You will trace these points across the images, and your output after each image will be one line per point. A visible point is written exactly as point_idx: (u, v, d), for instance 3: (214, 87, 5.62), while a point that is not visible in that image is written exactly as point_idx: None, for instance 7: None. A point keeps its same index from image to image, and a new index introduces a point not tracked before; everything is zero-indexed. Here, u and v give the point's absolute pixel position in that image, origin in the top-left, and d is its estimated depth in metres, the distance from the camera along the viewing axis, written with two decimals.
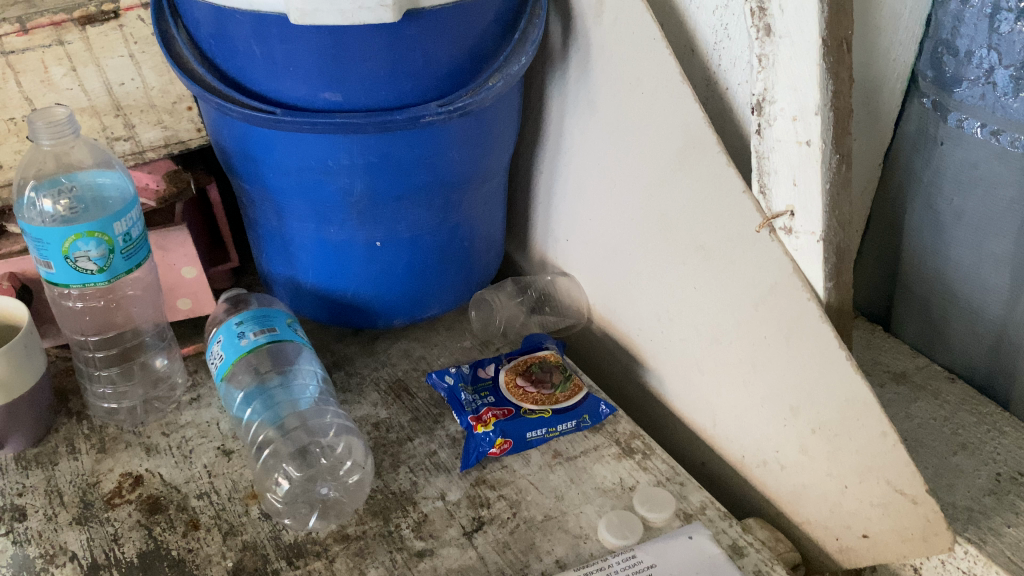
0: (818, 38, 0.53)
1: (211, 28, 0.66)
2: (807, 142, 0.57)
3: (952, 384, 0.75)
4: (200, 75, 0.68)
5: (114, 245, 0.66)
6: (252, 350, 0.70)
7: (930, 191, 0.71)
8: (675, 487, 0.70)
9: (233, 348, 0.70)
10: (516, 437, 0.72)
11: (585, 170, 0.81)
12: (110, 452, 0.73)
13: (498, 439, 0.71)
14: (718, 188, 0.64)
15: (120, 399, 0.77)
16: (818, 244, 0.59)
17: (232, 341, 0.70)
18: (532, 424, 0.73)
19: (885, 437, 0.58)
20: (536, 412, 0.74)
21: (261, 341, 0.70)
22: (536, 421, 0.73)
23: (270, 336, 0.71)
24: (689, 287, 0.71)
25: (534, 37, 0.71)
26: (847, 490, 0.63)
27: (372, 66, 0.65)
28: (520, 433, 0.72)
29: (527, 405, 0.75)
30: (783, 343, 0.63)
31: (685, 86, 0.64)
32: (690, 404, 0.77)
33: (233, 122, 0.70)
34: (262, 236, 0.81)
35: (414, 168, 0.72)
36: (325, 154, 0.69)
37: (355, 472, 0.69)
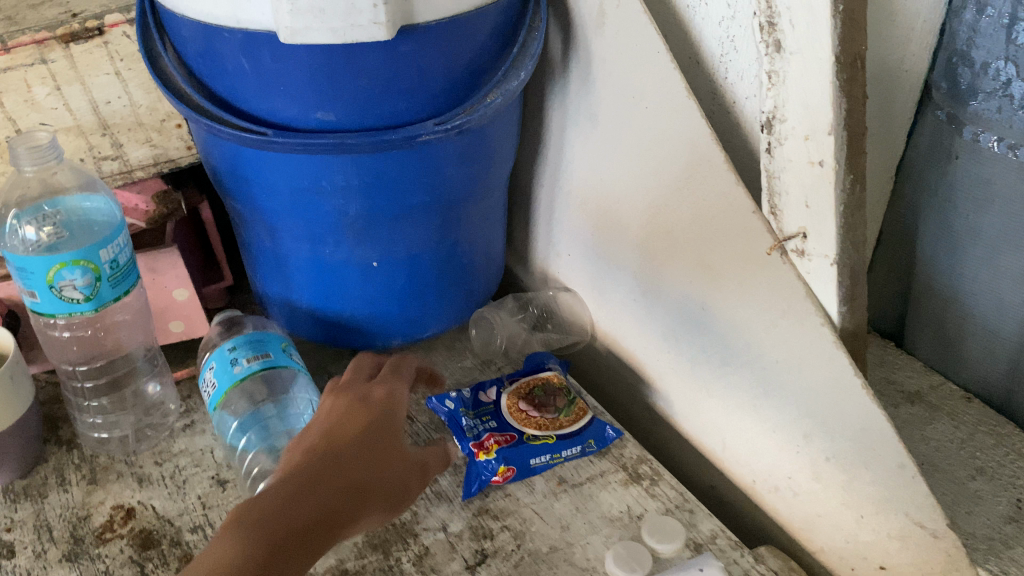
0: (830, 55, 0.51)
1: (198, 46, 0.63)
2: (819, 161, 0.55)
3: (968, 404, 0.72)
4: (188, 95, 0.66)
5: (101, 272, 0.63)
6: (246, 378, 0.68)
7: (944, 206, 0.69)
8: (685, 515, 0.68)
9: (227, 374, 0.68)
10: (519, 465, 0.69)
11: (587, 185, 0.78)
12: (101, 483, 0.70)
13: (501, 467, 0.68)
14: (727, 207, 0.61)
15: (111, 428, 0.75)
16: (832, 267, 0.57)
17: (225, 369, 0.68)
18: (536, 450, 0.70)
19: (903, 468, 0.56)
20: (541, 438, 0.71)
21: (255, 368, 0.68)
22: (541, 447, 0.70)
23: (264, 362, 0.69)
24: (697, 307, 0.69)
25: (534, 50, 0.68)
26: (863, 521, 0.61)
27: (366, 83, 0.62)
28: (523, 460, 0.69)
29: (531, 430, 0.72)
30: (796, 368, 0.61)
31: (691, 101, 0.62)
32: (698, 426, 0.74)
33: (222, 142, 0.68)
34: (256, 256, 0.79)
35: (411, 187, 0.69)
36: (318, 174, 0.67)
37: None
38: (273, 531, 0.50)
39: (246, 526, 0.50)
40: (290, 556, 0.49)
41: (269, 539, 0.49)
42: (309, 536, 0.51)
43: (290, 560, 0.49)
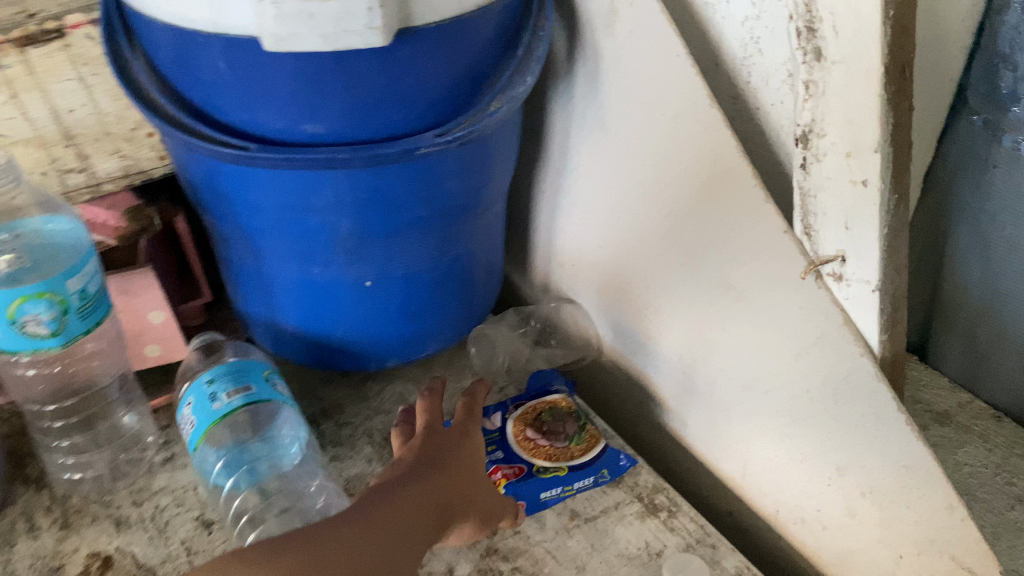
0: (879, 66, 0.46)
1: (171, 52, 0.57)
2: (863, 181, 0.50)
3: (1000, 424, 0.69)
4: (161, 106, 0.59)
5: (69, 304, 0.57)
6: (227, 415, 0.62)
7: (979, 217, 0.65)
8: (707, 551, 0.64)
9: (206, 413, 0.62)
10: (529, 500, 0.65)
11: (595, 194, 0.73)
12: (74, 528, 0.65)
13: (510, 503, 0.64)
14: (755, 226, 0.57)
15: (85, 468, 0.69)
16: (874, 293, 0.52)
17: (203, 406, 0.62)
18: (547, 484, 0.66)
19: (952, 511, 0.52)
20: (551, 470, 0.67)
21: (236, 404, 0.62)
22: (551, 482, 0.66)
23: (245, 397, 0.63)
24: (716, 328, 0.64)
25: (540, 53, 0.63)
26: (902, 560, 0.57)
27: (360, 92, 0.56)
28: (533, 495, 0.65)
29: (540, 462, 0.67)
30: (830, 399, 0.57)
31: (715, 110, 0.56)
32: (716, 452, 0.70)
33: (199, 157, 0.62)
34: (237, 275, 0.73)
35: (408, 203, 0.64)
36: (306, 191, 0.61)
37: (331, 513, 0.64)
38: (400, 520, 0.50)
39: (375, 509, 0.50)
40: (412, 547, 0.49)
41: (395, 528, 0.49)
42: (427, 534, 0.51)
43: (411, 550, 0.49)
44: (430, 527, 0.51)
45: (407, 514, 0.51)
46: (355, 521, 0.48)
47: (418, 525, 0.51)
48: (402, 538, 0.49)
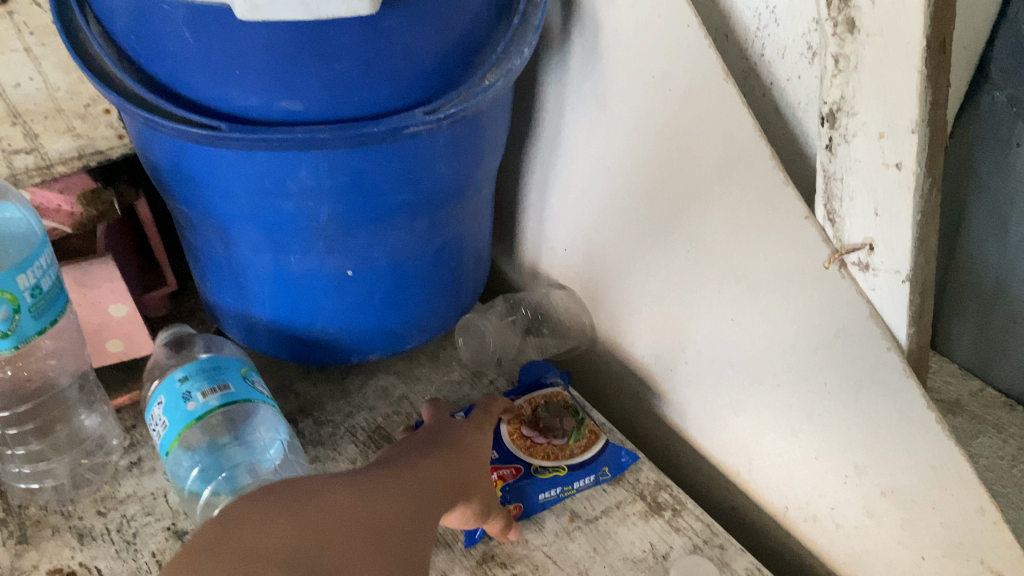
0: (921, 38, 0.42)
1: (128, 20, 0.51)
2: (896, 164, 0.46)
3: (1012, 413, 0.67)
4: (119, 81, 0.54)
5: (20, 302, 0.52)
6: (203, 417, 0.57)
7: (999, 199, 0.61)
8: (715, 552, 0.61)
9: (179, 414, 0.57)
10: (528, 503, 0.61)
11: (589, 174, 0.69)
12: (32, 542, 0.59)
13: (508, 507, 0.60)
14: (771, 213, 0.52)
15: (43, 478, 0.63)
16: (903, 283, 0.48)
17: (176, 407, 0.57)
18: (550, 486, 0.62)
19: (983, 514, 0.49)
20: (551, 470, 0.63)
21: (213, 405, 0.57)
22: (554, 482, 0.62)
23: (223, 397, 0.58)
24: (724, 318, 0.60)
25: (537, 23, 0.58)
26: (923, 563, 0.54)
27: (342, 67, 0.51)
28: (534, 498, 0.61)
29: (538, 461, 0.63)
30: (850, 394, 0.53)
31: (730, 86, 0.51)
32: (721, 447, 0.67)
33: (163, 137, 0.56)
34: (206, 265, 0.68)
35: (394, 187, 0.59)
36: (281, 174, 0.55)
37: None
38: (417, 501, 0.47)
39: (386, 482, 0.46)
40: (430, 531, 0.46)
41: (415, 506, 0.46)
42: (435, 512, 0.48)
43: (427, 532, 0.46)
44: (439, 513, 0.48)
45: (420, 493, 0.47)
46: (375, 488, 0.45)
47: (430, 506, 0.47)
48: (420, 516, 0.46)
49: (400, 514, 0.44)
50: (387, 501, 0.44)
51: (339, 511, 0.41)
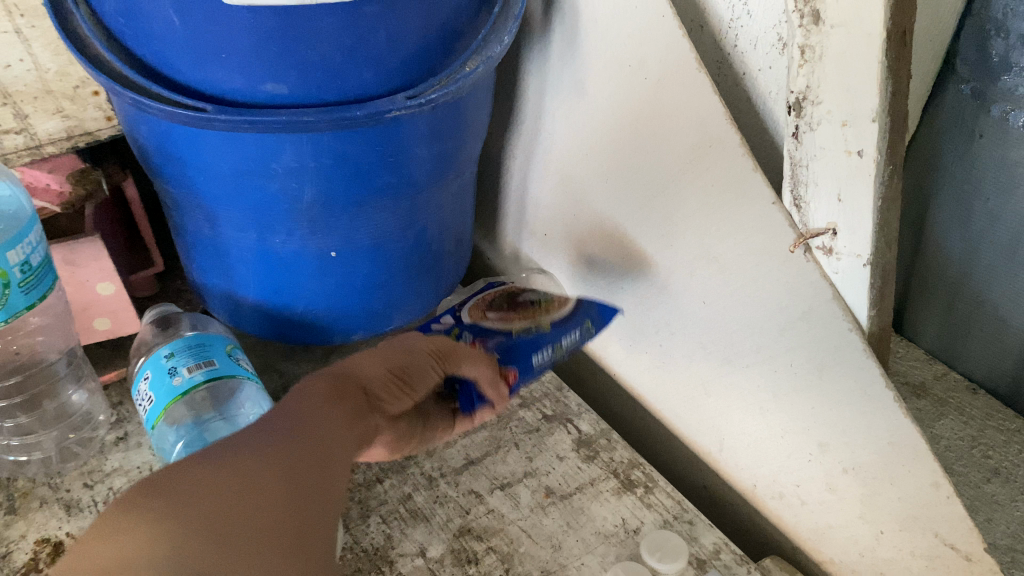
0: (882, 30, 0.43)
1: (117, 2, 0.53)
2: (858, 151, 0.48)
3: (974, 396, 0.69)
4: (107, 62, 0.55)
5: (10, 278, 0.53)
6: (188, 391, 0.59)
7: (963, 188, 0.63)
8: (685, 528, 0.63)
9: (165, 389, 0.58)
10: (517, 363, 0.60)
11: (568, 158, 0.70)
12: (21, 513, 0.61)
13: (506, 369, 0.60)
14: (741, 199, 0.54)
15: (30, 451, 0.65)
16: (865, 268, 0.50)
17: (162, 382, 0.59)
18: (535, 345, 0.61)
19: (937, 489, 0.51)
20: (531, 327, 0.62)
21: (198, 380, 0.59)
22: (537, 340, 0.61)
23: (208, 372, 0.60)
24: (696, 301, 0.62)
25: (517, 12, 0.61)
26: (883, 537, 0.57)
27: (326, 52, 0.52)
28: (526, 359, 0.60)
29: (518, 325, 0.63)
30: (814, 374, 0.55)
31: (702, 75, 0.53)
32: (693, 426, 0.69)
33: (149, 118, 0.57)
34: (192, 245, 0.69)
35: (376, 168, 0.60)
36: (265, 155, 0.57)
37: None
38: (311, 434, 0.44)
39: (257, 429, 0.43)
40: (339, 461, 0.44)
41: (308, 444, 0.43)
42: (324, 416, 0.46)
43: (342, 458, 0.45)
44: (346, 418, 0.47)
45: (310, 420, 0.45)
46: (258, 449, 0.41)
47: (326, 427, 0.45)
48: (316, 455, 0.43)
49: (295, 467, 0.41)
50: (279, 457, 0.41)
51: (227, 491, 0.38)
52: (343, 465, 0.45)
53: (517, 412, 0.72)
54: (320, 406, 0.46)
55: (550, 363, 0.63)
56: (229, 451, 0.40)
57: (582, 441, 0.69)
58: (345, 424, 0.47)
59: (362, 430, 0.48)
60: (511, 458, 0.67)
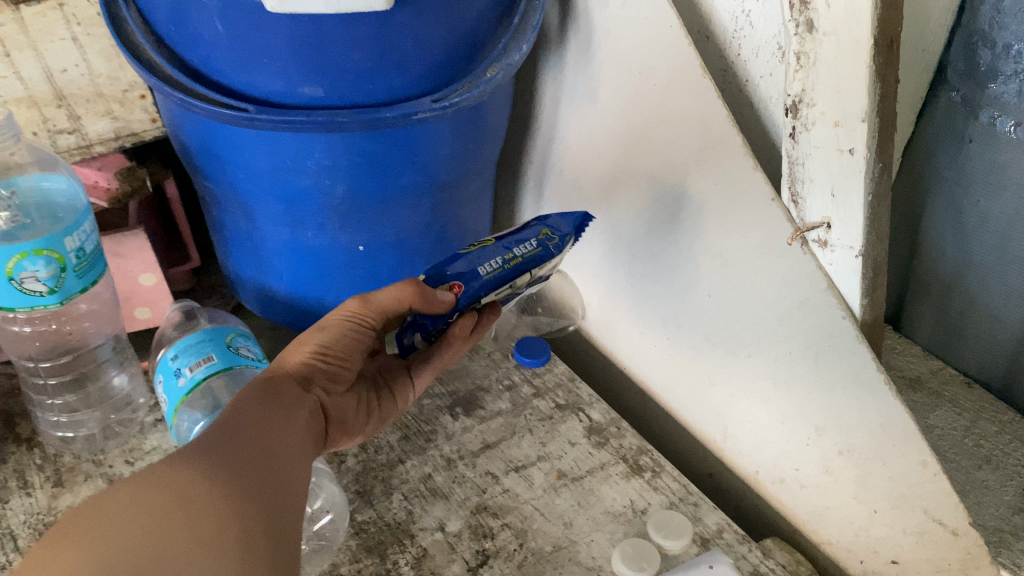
0: (870, 37, 0.47)
1: (169, 11, 0.57)
2: (850, 150, 0.51)
3: (968, 389, 0.73)
4: (158, 66, 0.60)
5: (66, 263, 0.58)
6: (192, 390, 0.62)
7: (954, 192, 0.67)
8: (690, 509, 0.66)
9: (173, 391, 0.62)
10: (459, 277, 0.58)
11: (581, 161, 0.75)
12: (68, 485, 0.65)
13: (444, 284, 0.58)
14: (743, 196, 0.58)
15: (77, 427, 0.69)
16: (857, 259, 0.54)
17: (170, 383, 0.62)
18: (482, 256, 0.59)
19: (926, 466, 0.55)
20: (481, 245, 0.60)
21: (199, 377, 0.62)
22: (488, 252, 0.59)
23: (207, 369, 0.62)
24: (703, 294, 0.66)
25: (535, 22, 0.65)
26: (876, 516, 0.60)
27: (358, 57, 0.57)
28: (471, 265, 0.58)
29: (469, 248, 0.61)
30: (811, 361, 0.59)
31: (706, 80, 0.57)
32: (699, 416, 0.73)
33: (195, 118, 0.62)
34: (229, 239, 0.74)
35: (402, 167, 0.65)
36: (301, 154, 0.61)
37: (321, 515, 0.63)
38: (261, 447, 0.49)
39: (200, 451, 0.47)
40: (291, 462, 0.50)
41: (257, 456, 0.48)
42: (271, 418, 0.52)
43: (293, 450, 0.51)
44: (289, 408, 0.53)
45: (265, 427, 0.51)
46: (221, 461, 0.47)
47: (280, 431, 0.51)
48: (275, 461, 0.49)
49: (252, 477, 0.47)
50: (243, 462, 0.47)
51: (191, 485, 0.44)
52: (296, 459, 0.51)
53: (532, 400, 0.76)
54: (264, 410, 0.52)
55: (522, 280, 0.60)
56: (191, 464, 0.46)
57: (592, 428, 0.73)
58: (289, 413, 0.53)
59: (307, 410, 0.55)
60: (525, 443, 0.71)
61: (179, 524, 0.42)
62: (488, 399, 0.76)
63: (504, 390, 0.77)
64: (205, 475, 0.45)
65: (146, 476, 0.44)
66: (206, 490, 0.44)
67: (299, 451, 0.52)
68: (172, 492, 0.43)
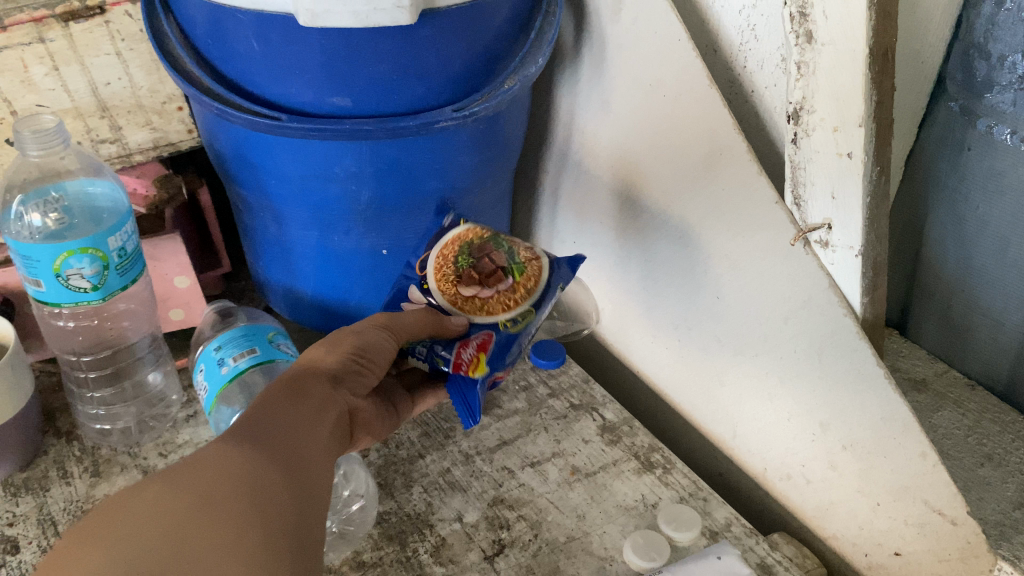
0: (865, 47, 0.50)
1: (208, 26, 0.61)
2: (848, 154, 0.54)
3: (973, 391, 0.75)
4: (197, 78, 0.64)
5: (109, 261, 0.62)
6: (235, 378, 0.65)
7: (955, 198, 0.69)
8: (699, 503, 0.68)
9: (215, 378, 0.65)
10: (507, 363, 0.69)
11: (595, 170, 0.78)
12: (104, 476, 0.68)
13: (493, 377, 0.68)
14: (748, 200, 0.61)
15: (114, 420, 0.73)
16: (857, 259, 0.57)
17: (213, 371, 0.65)
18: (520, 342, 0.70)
19: (925, 458, 0.57)
20: (518, 323, 0.70)
21: (243, 367, 0.65)
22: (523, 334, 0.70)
23: (251, 360, 0.66)
24: (712, 297, 0.69)
25: (551, 36, 0.68)
26: (879, 509, 0.62)
27: (384, 69, 0.60)
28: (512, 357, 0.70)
29: (503, 317, 0.70)
30: (815, 358, 0.61)
31: (713, 91, 0.60)
32: (709, 416, 0.75)
33: (230, 127, 0.66)
34: (260, 243, 0.78)
35: (424, 174, 0.68)
36: (329, 161, 0.65)
37: (355, 501, 0.66)
38: (285, 449, 0.49)
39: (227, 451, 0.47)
40: (315, 465, 0.50)
41: (281, 459, 0.48)
42: (296, 417, 0.52)
43: (320, 451, 0.52)
44: (315, 407, 0.54)
45: (291, 428, 0.51)
46: (247, 461, 0.47)
47: (304, 435, 0.51)
48: (299, 464, 0.49)
49: (277, 478, 0.47)
50: (268, 463, 0.47)
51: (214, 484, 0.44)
52: (320, 462, 0.51)
53: (547, 400, 0.79)
54: (290, 410, 0.52)
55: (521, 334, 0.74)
56: (218, 464, 0.46)
57: (605, 427, 0.76)
58: (316, 413, 0.54)
59: (334, 411, 0.55)
60: (540, 440, 0.74)
61: (200, 524, 0.42)
62: (505, 399, 0.79)
63: (520, 390, 0.80)
64: (228, 479, 0.45)
65: (171, 481, 0.44)
66: (229, 497, 0.44)
67: (325, 453, 0.52)
68: (195, 493, 0.44)
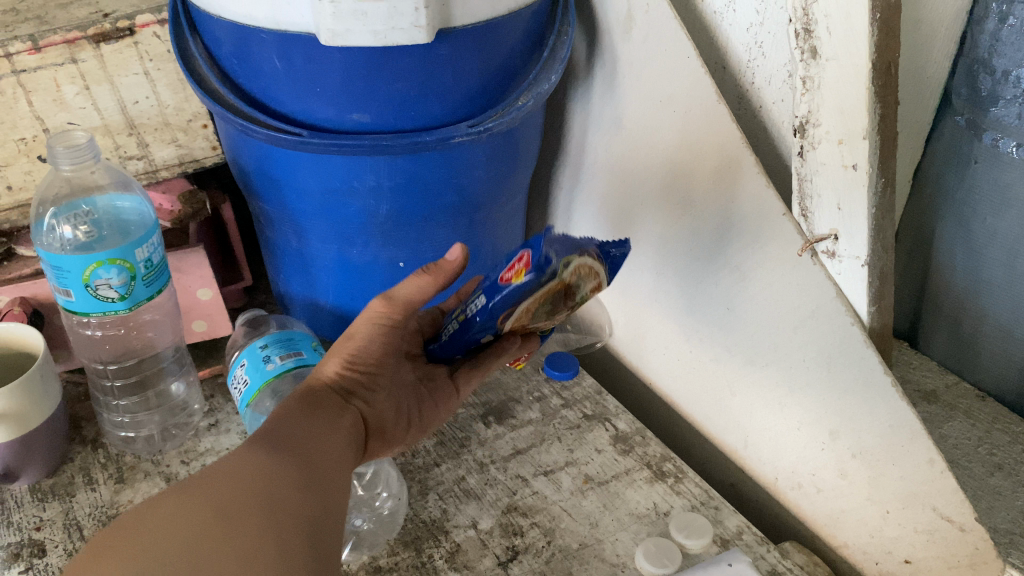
0: (868, 62, 0.51)
1: (233, 47, 0.64)
2: (853, 165, 0.55)
3: (983, 402, 0.75)
4: (223, 96, 0.66)
5: (136, 271, 0.64)
6: (279, 375, 0.68)
7: (963, 212, 0.70)
8: (711, 512, 0.69)
9: (259, 372, 0.67)
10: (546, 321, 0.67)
11: (608, 186, 0.80)
12: (129, 482, 0.70)
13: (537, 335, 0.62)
14: (756, 211, 0.62)
15: (137, 427, 0.75)
16: (863, 267, 0.58)
17: (258, 366, 0.68)
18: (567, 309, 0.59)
19: (932, 465, 0.58)
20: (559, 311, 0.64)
21: (289, 365, 0.68)
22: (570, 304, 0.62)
23: (297, 360, 0.69)
24: (722, 308, 0.70)
25: (563, 54, 0.69)
26: (888, 516, 0.63)
27: (402, 87, 0.62)
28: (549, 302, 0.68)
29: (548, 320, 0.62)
30: (823, 367, 0.62)
31: (721, 106, 0.62)
32: (721, 426, 0.76)
33: (254, 143, 0.68)
34: (280, 256, 0.80)
35: (440, 189, 0.70)
36: (349, 175, 0.67)
37: (390, 502, 0.68)
38: (302, 456, 0.51)
39: (245, 461, 0.49)
40: (331, 469, 0.52)
41: (297, 464, 0.50)
42: (309, 428, 0.54)
43: (335, 458, 0.53)
44: (329, 419, 0.56)
45: (304, 438, 0.53)
46: (263, 469, 0.48)
47: (318, 442, 0.53)
48: (316, 469, 0.51)
49: (293, 483, 0.49)
50: (285, 469, 0.49)
51: (232, 494, 0.46)
52: (337, 467, 0.53)
53: (561, 411, 0.80)
54: (303, 421, 0.54)
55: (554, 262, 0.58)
56: (236, 474, 0.48)
57: (618, 437, 0.77)
58: (331, 422, 0.56)
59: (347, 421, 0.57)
60: (554, 449, 0.75)
61: (220, 533, 0.44)
62: (519, 409, 0.80)
63: (535, 401, 0.81)
64: (244, 487, 0.47)
65: (186, 492, 0.46)
66: (247, 506, 0.46)
67: (341, 458, 0.54)
68: (214, 504, 0.46)
